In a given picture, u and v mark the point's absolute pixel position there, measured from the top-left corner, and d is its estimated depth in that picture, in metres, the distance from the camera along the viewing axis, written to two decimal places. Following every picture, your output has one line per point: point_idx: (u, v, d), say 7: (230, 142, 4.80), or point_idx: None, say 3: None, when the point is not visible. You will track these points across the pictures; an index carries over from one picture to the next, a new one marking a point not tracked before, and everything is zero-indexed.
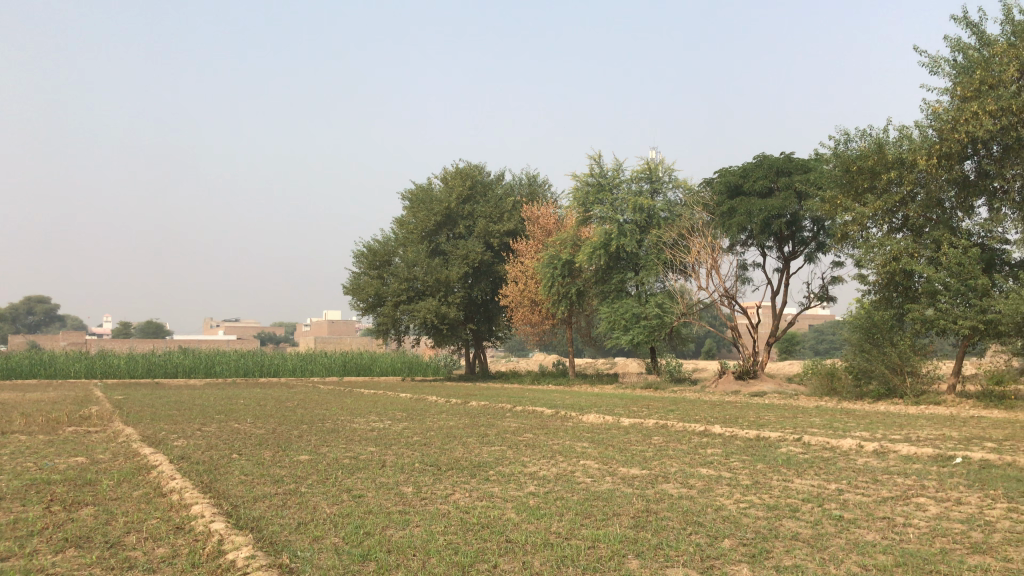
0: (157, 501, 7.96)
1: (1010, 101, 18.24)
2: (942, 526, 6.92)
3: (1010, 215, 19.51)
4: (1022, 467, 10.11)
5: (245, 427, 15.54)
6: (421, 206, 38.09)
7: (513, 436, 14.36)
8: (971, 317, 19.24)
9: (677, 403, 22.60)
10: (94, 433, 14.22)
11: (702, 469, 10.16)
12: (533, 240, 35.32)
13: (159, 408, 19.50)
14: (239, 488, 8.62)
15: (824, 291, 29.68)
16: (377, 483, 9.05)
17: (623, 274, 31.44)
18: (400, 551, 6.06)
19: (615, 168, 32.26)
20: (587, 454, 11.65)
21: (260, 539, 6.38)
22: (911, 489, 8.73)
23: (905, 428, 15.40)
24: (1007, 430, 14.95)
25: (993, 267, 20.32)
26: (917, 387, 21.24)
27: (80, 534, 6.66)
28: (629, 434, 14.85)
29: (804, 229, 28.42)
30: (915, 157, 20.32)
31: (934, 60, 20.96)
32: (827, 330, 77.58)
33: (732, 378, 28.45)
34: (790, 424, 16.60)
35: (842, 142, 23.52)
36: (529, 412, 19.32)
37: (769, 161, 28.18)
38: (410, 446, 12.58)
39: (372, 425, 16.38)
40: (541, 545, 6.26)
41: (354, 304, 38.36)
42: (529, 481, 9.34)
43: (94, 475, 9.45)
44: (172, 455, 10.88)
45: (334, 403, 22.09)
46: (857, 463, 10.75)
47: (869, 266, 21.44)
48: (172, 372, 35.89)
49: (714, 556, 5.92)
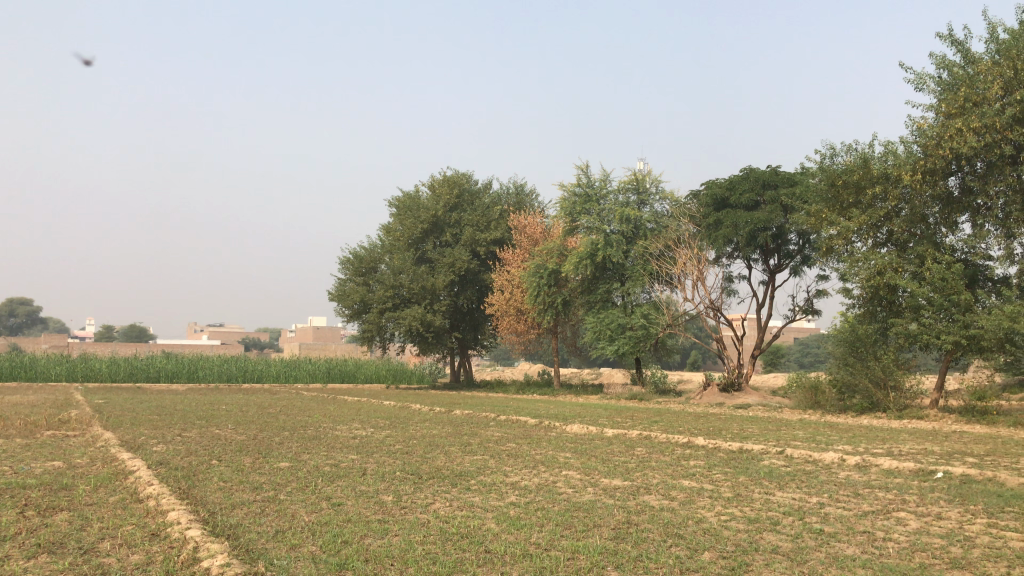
0: (134, 507, 7.87)
1: (994, 118, 18.39)
2: (922, 540, 6.92)
3: (993, 231, 19.67)
4: (1003, 482, 10.15)
5: (226, 433, 15.43)
6: (407, 214, 38.02)
7: (496, 445, 14.33)
8: (954, 332, 19.36)
9: (661, 414, 22.61)
10: (73, 437, 14.09)
11: (684, 481, 10.16)
12: (520, 249, 35.32)
13: (139, 412, 19.33)
14: (217, 495, 8.53)
15: (809, 304, 29.82)
16: (357, 491, 8.98)
17: (609, 284, 31.48)
18: (378, 561, 6.01)
19: (602, 178, 32.34)
20: (569, 464, 11.62)
21: (236, 546, 6.30)
22: (892, 503, 8.73)
23: (887, 443, 15.44)
24: (988, 445, 15.02)
25: (976, 283, 20.47)
26: (900, 401, 21.33)
27: (54, 539, 6.56)
28: (612, 445, 14.85)
29: (789, 242, 28.55)
30: (900, 173, 20.45)
31: (919, 76, 21.12)
32: (812, 343, 78.00)
33: (716, 390, 28.49)
34: (773, 437, 16.61)
35: (828, 157, 23.66)
36: (512, 422, 19.28)
37: (755, 174, 28.28)
38: (392, 454, 12.52)
39: (355, 433, 16.30)
40: (520, 555, 6.22)
41: (339, 310, 38.24)
42: (510, 491, 9.29)
43: (70, 480, 9.33)
44: (150, 461, 10.76)
45: (317, 410, 21.97)
46: (838, 477, 10.76)
47: (853, 280, 21.55)
48: (154, 376, 35.63)
49: (693, 569, 5.89)
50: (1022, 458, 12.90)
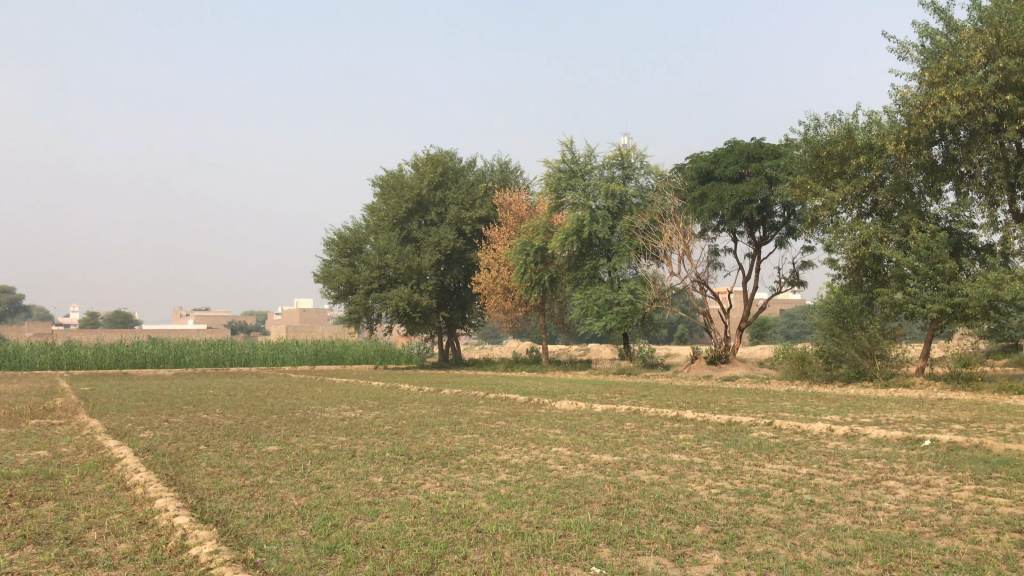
0: (121, 495, 7.80)
1: (977, 86, 18.37)
2: (912, 509, 6.94)
3: (976, 199, 19.71)
4: (989, 449, 10.20)
5: (214, 418, 15.32)
6: (392, 193, 37.74)
7: (485, 423, 14.27)
8: (939, 301, 19.44)
9: (650, 389, 22.61)
10: (59, 426, 13.96)
11: (674, 455, 10.15)
12: (506, 227, 35.22)
13: (126, 399, 19.20)
14: (205, 480, 8.48)
15: (794, 276, 29.92)
16: (347, 474, 8.93)
17: (595, 260, 31.46)
18: (368, 544, 5.96)
19: (587, 154, 32.22)
20: (559, 441, 11.61)
21: (224, 533, 6.24)
22: (882, 472, 8.77)
23: (875, 412, 15.53)
24: (974, 412, 15.14)
25: (960, 251, 20.56)
26: (886, 369, 21.50)
27: (39, 530, 6.49)
28: (601, 420, 14.86)
29: (774, 215, 28.60)
30: (884, 142, 20.47)
31: (902, 45, 21.08)
32: (798, 314, 78.61)
33: (704, 363, 28.59)
34: (762, 408, 16.65)
35: (812, 128, 23.60)
36: (501, 399, 19.28)
37: (740, 147, 28.28)
38: (382, 435, 12.45)
39: (344, 414, 16.25)
40: (511, 534, 6.19)
41: (325, 292, 38.09)
42: (501, 469, 9.27)
43: (56, 469, 9.23)
44: (138, 448, 10.69)
45: (305, 393, 21.84)
46: (827, 447, 10.78)
47: (839, 251, 21.60)
48: (140, 362, 35.37)
49: (685, 544, 5.87)
50: (1008, 424, 12.97)
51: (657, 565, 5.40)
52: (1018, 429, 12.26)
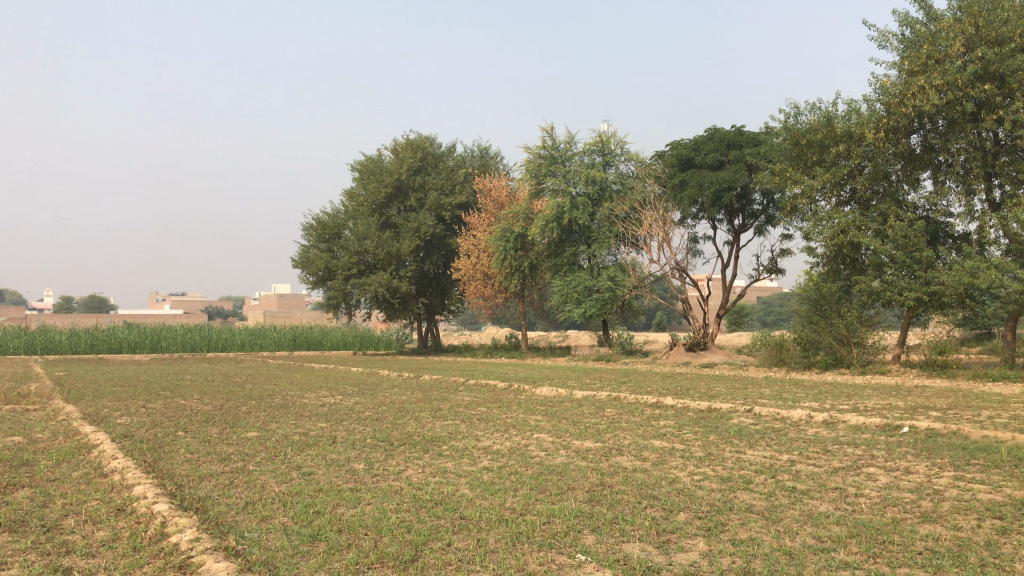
0: (99, 481, 7.69)
1: (956, 75, 18.48)
2: (893, 495, 6.98)
3: (954, 188, 19.82)
4: (966, 435, 10.30)
5: (192, 403, 15.17)
6: (371, 178, 37.48)
7: (466, 409, 14.22)
8: (916, 289, 19.60)
9: (629, 375, 22.68)
10: (33, 411, 13.79)
11: (655, 442, 10.16)
12: (485, 213, 35.14)
13: (101, 384, 18.98)
14: (184, 467, 8.39)
15: (773, 264, 30.10)
16: (328, 460, 8.87)
17: (575, 247, 31.42)
18: (351, 531, 5.91)
19: (567, 140, 32.17)
20: (540, 427, 11.58)
21: (205, 520, 6.15)
22: (862, 459, 8.84)
23: (853, 398, 15.68)
24: (950, 399, 15.30)
25: (937, 240, 20.71)
26: (863, 356, 21.66)
27: (15, 518, 6.37)
28: (581, 406, 14.89)
29: (753, 202, 28.73)
30: (863, 131, 20.55)
31: (882, 34, 21.15)
32: (774, 302, 79.19)
33: (683, 350, 28.66)
34: (742, 395, 16.72)
35: (792, 116, 23.66)
36: (481, 385, 19.24)
37: (720, 134, 28.39)
38: (362, 421, 12.37)
39: (323, 400, 16.15)
40: (495, 521, 6.15)
41: (303, 277, 37.81)
42: (483, 455, 9.24)
43: (31, 456, 9.09)
44: (115, 433, 10.56)
45: (283, 378, 21.73)
46: (807, 434, 10.85)
47: (817, 239, 21.74)
48: (116, 347, 34.97)
49: (670, 530, 5.86)
50: (984, 411, 13.13)
51: (642, 552, 5.38)
52: (994, 416, 12.41)
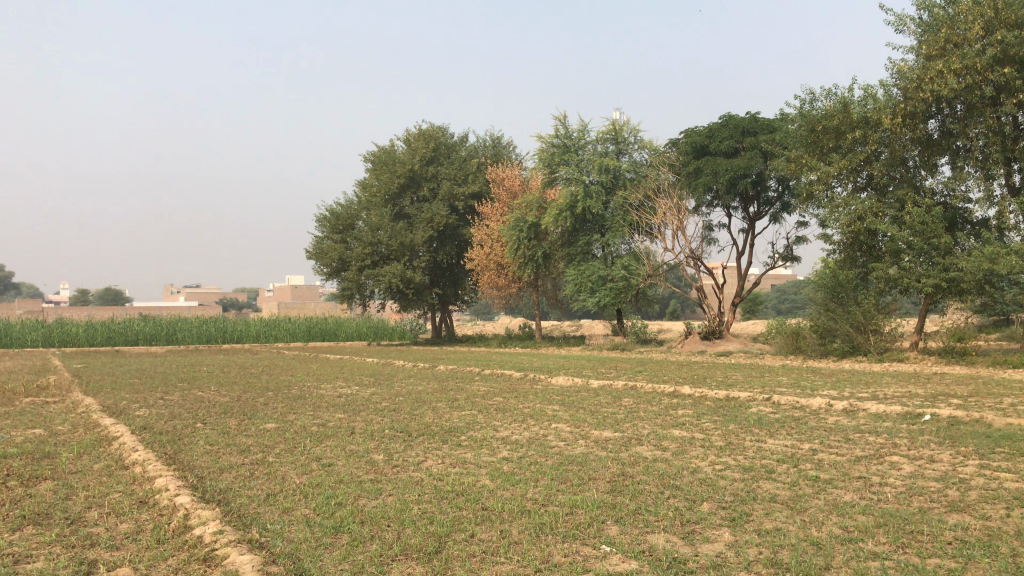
0: (120, 474, 7.71)
1: (974, 59, 18.25)
2: (919, 484, 6.91)
3: (972, 173, 19.57)
4: (989, 423, 10.19)
5: (210, 395, 15.18)
6: (384, 168, 37.40)
7: (482, 399, 14.20)
8: (934, 275, 19.42)
9: (645, 364, 22.59)
10: (52, 404, 13.85)
11: (675, 431, 10.09)
12: (499, 202, 35.05)
13: (119, 376, 19.07)
14: (205, 459, 8.39)
15: (788, 251, 29.95)
16: (347, 452, 8.85)
17: (589, 236, 31.35)
18: (374, 523, 5.88)
19: (580, 129, 32.02)
20: (559, 417, 11.51)
21: (227, 513, 6.15)
22: (884, 448, 8.75)
23: (872, 386, 15.55)
24: (970, 386, 15.18)
25: (955, 226, 20.50)
26: (880, 344, 21.57)
27: (39, 510, 6.39)
28: (599, 396, 14.84)
29: (768, 189, 28.60)
30: (880, 117, 20.35)
31: (899, 18, 20.90)
32: (789, 289, 78.89)
33: (698, 339, 28.53)
34: (759, 383, 16.61)
35: (808, 102, 23.45)
36: (497, 376, 19.21)
37: (735, 121, 28.23)
38: (379, 412, 12.37)
39: (340, 390, 16.20)
40: (519, 512, 6.12)
41: (317, 269, 37.81)
42: (501, 446, 9.21)
43: (52, 448, 9.11)
44: (134, 426, 10.59)
45: (300, 369, 21.81)
46: (827, 422, 10.75)
47: (834, 226, 21.57)
48: (132, 339, 35.10)
49: (694, 521, 5.81)
50: (1005, 398, 13.00)
51: (668, 543, 5.34)
52: (1015, 403, 12.27)
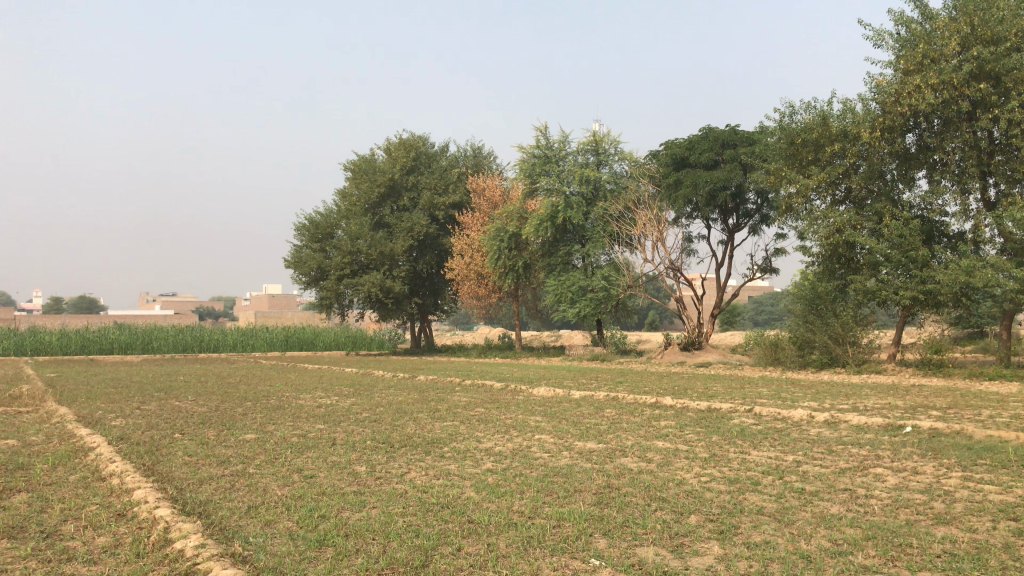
0: (97, 486, 7.55)
1: (951, 74, 18.46)
2: (904, 496, 6.91)
3: (949, 187, 19.75)
4: (970, 435, 10.25)
5: (186, 405, 15.00)
6: (364, 177, 37.30)
7: (464, 410, 14.11)
8: (912, 288, 19.57)
9: (625, 375, 22.59)
10: (26, 413, 13.60)
11: (658, 443, 10.05)
12: (479, 212, 35.02)
13: (94, 386, 18.76)
14: (184, 470, 8.25)
15: (766, 263, 30.14)
16: (329, 463, 8.75)
17: (569, 246, 31.34)
18: (359, 536, 5.79)
19: (561, 139, 32.07)
20: (541, 428, 11.44)
21: (209, 526, 6.03)
22: (868, 459, 8.77)
23: (852, 398, 15.59)
24: (949, 398, 15.27)
25: (932, 239, 20.71)
26: (857, 356, 21.66)
27: (13, 523, 6.24)
28: (581, 406, 14.82)
29: (748, 202, 28.83)
30: (858, 130, 20.52)
31: (877, 33, 21.14)
32: (766, 301, 79.69)
33: (677, 350, 28.58)
34: (739, 395, 16.62)
35: (787, 115, 23.61)
36: (478, 386, 19.12)
37: (714, 133, 28.43)
38: (360, 423, 12.25)
39: (320, 401, 16.05)
40: (505, 525, 6.05)
41: (295, 277, 37.58)
42: (485, 457, 9.13)
43: (26, 459, 8.94)
44: (110, 436, 10.41)
45: (278, 379, 21.59)
46: (810, 434, 10.76)
47: (812, 239, 21.69)
48: (107, 348, 34.68)
49: (682, 534, 5.77)
50: (984, 410, 13.11)
51: (657, 557, 5.29)
52: (995, 415, 12.36)
